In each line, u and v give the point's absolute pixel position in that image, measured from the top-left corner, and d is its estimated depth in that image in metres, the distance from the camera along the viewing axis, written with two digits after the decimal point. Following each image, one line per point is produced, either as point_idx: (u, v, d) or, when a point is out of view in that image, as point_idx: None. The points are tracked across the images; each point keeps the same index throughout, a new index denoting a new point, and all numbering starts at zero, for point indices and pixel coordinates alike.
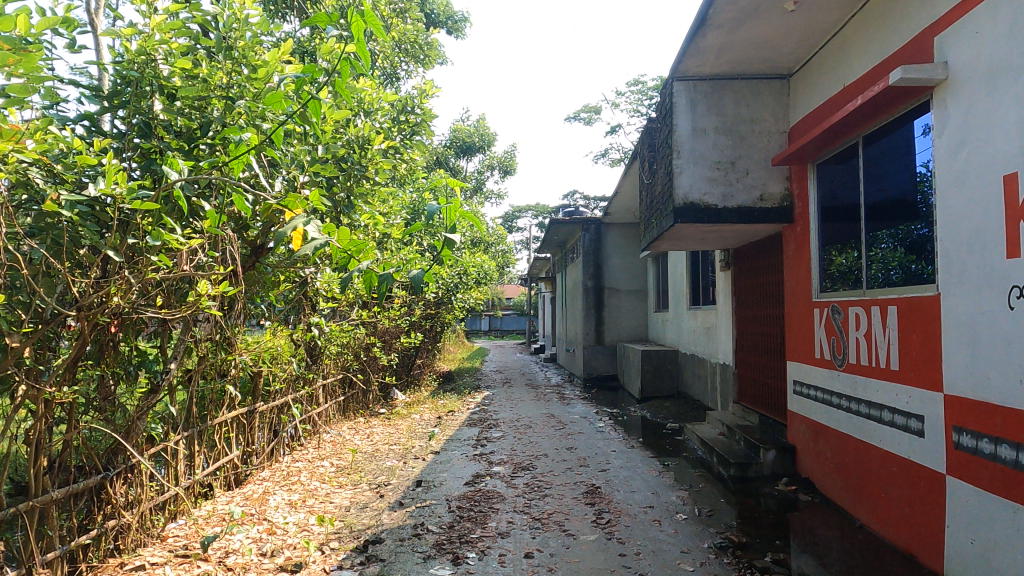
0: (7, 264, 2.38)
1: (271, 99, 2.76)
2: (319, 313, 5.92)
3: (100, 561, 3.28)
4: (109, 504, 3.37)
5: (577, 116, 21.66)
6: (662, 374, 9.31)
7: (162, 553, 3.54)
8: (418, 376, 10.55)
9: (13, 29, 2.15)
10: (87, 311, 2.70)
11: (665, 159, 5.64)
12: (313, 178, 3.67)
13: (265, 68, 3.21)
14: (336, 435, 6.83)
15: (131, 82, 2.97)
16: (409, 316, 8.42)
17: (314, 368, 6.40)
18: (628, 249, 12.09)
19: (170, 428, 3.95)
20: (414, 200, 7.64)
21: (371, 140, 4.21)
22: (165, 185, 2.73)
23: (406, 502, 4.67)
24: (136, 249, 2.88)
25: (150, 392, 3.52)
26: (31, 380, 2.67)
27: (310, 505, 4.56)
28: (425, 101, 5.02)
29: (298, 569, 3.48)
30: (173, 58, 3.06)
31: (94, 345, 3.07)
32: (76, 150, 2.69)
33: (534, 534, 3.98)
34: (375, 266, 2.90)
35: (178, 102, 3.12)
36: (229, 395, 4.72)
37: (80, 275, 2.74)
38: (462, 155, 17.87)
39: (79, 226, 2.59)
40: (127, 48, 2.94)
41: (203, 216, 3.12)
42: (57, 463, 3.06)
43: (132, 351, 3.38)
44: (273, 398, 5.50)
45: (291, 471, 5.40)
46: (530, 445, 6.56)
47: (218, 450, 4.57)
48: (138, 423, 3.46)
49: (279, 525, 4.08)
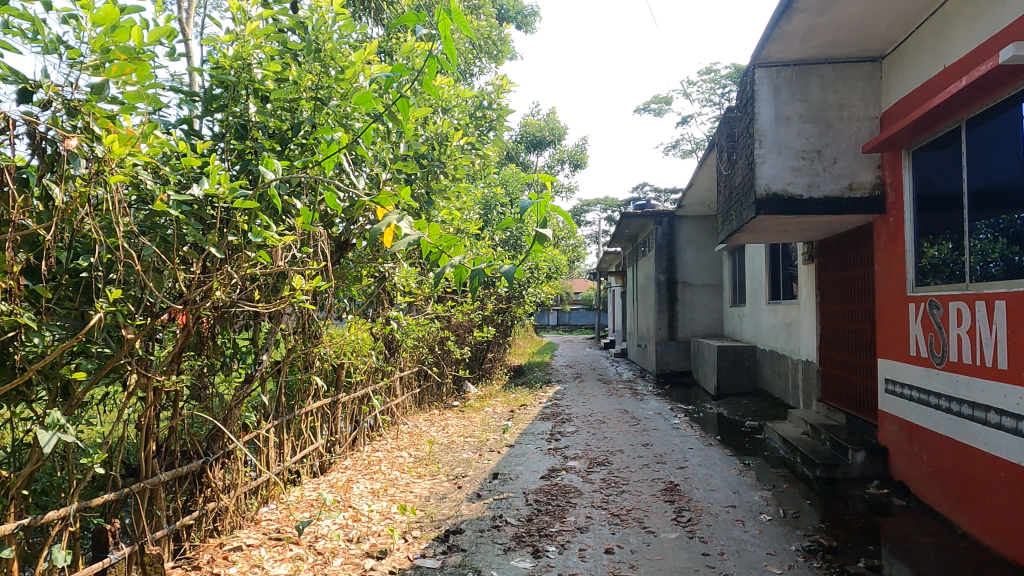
0: (123, 261, 2.55)
1: (361, 98, 2.83)
2: (397, 306, 6.07)
3: (202, 541, 3.48)
4: (209, 487, 3.55)
5: (647, 108, 21.32)
6: (739, 371, 9.07)
7: (257, 536, 3.72)
8: (489, 370, 10.66)
9: (129, 39, 2.28)
10: (192, 304, 2.86)
11: (745, 150, 5.49)
12: (395, 175, 3.77)
13: (352, 68, 3.29)
14: (413, 426, 6.99)
15: (227, 86, 3.13)
16: (481, 311, 8.51)
17: (392, 360, 6.57)
18: (703, 243, 11.80)
19: (262, 416, 4.14)
20: (487, 195, 7.72)
21: (450, 136, 4.30)
22: (262, 184, 2.85)
23: (484, 494, 4.73)
24: (237, 247, 3.03)
25: (245, 382, 3.70)
26: (142, 368, 2.85)
27: (392, 494, 4.69)
28: (501, 97, 5.13)
29: (384, 556, 3.58)
30: (266, 63, 3.20)
31: (196, 337, 3.25)
32: (181, 153, 2.83)
33: (613, 530, 3.95)
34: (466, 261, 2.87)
35: (270, 104, 3.26)
36: (315, 385, 4.91)
37: (185, 270, 2.91)
38: (531, 150, 17.92)
39: (185, 224, 2.75)
40: (224, 55, 3.10)
41: (295, 214, 3.25)
42: (164, 448, 3.25)
43: (229, 342, 3.56)
44: (354, 389, 5.68)
45: (372, 461, 5.56)
46: (605, 440, 6.52)
47: (305, 438, 4.76)
48: (234, 410, 3.62)
49: (364, 512, 4.22)
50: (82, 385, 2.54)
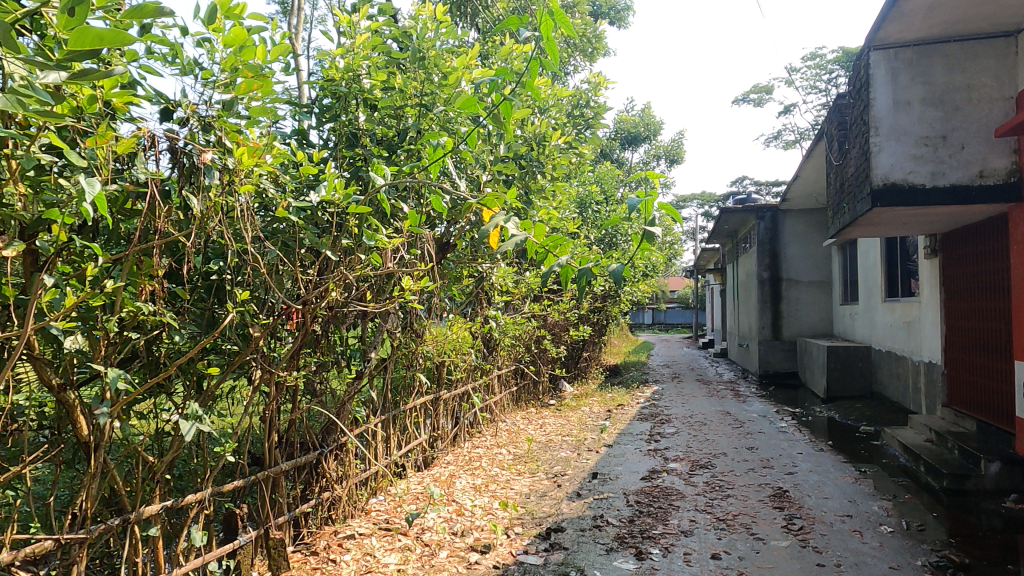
0: (250, 263, 2.73)
1: (465, 103, 2.89)
2: (495, 305, 6.17)
3: (318, 528, 3.68)
4: (324, 478, 3.75)
5: (746, 99, 20.53)
6: (851, 373, 8.55)
7: (367, 526, 3.89)
8: (584, 369, 10.62)
9: (255, 58, 2.44)
10: (311, 304, 3.04)
11: (859, 138, 5.17)
12: (496, 177, 3.84)
13: (455, 74, 3.38)
14: (511, 424, 7.09)
15: (339, 97, 3.29)
16: (577, 311, 8.49)
17: (491, 359, 6.68)
18: (809, 238, 11.23)
19: (371, 411, 4.33)
20: (582, 194, 7.71)
21: (548, 137, 4.33)
22: (372, 189, 2.97)
23: (584, 493, 4.72)
24: (349, 250, 3.19)
25: (356, 378, 3.88)
26: (266, 364, 3.05)
27: (493, 490, 4.77)
28: (598, 94, 5.18)
29: (488, 551, 3.65)
30: (375, 73, 3.34)
31: (313, 335, 3.44)
32: (300, 162, 3.00)
33: (720, 535, 3.84)
34: (575, 260, 2.80)
35: (378, 112, 3.40)
36: (418, 382, 5.08)
37: (304, 273, 3.08)
38: (625, 147, 17.69)
39: (304, 230, 2.92)
40: (336, 67, 3.25)
41: (402, 217, 3.38)
42: (285, 439, 3.47)
43: (342, 341, 3.75)
44: (455, 386, 5.82)
45: (473, 457, 5.68)
46: (707, 442, 6.34)
47: (410, 433, 4.93)
48: (346, 405, 3.81)
49: (467, 507, 4.32)
50: (215, 379, 2.75)
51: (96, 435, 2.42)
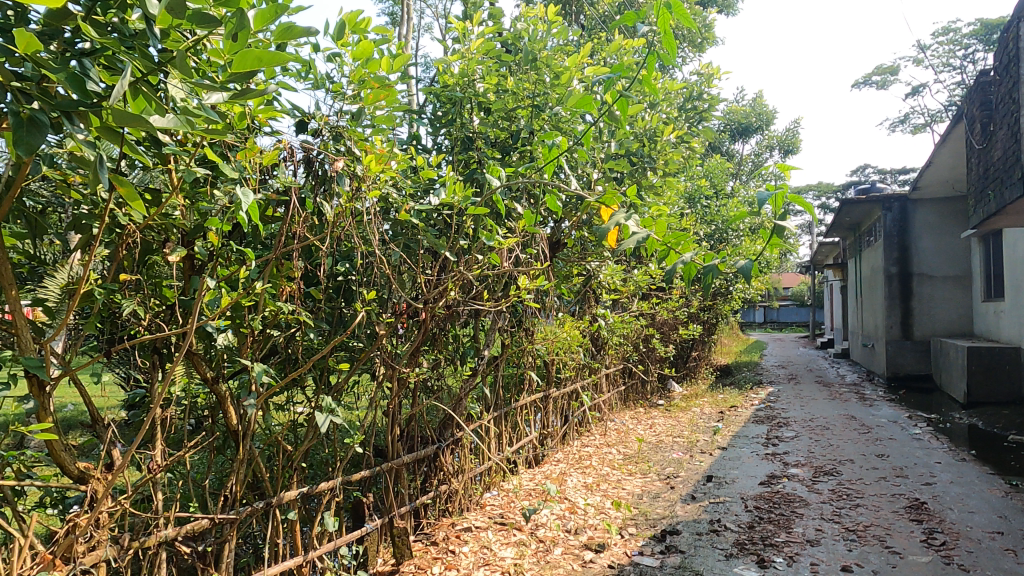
0: (376, 265, 2.87)
1: (580, 102, 2.87)
2: (603, 303, 6.14)
3: (437, 520, 3.82)
4: (442, 471, 3.88)
5: (868, 81, 19.19)
6: (996, 376, 7.80)
7: (483, 519, 3.99)
8: (694, 369, 10.34)
9: (381, 69, 2.56)
10: (431, 303, 3.15)
11: (1007, 118, 4.71)
12: (607, 174, 3.82)
13: (567, 73, 3.39)
14: (620, 423, 7.02)
15: (454, 102, 3.39)
16: (687, 309, 8.27)
17: (599, 358, 6.65)
18: (944, 229, 10.35)
19: (485, 408, 4.43)
20: (692, 188, 7.50)
21: (660, 131, 4.25)
22: (489, 191, 3.03)
23: (699, 496, 4.61)
24: (466, 250, 3.28)
25: (471, 375, 3.98)
26: (389, 360, 3.20)
27: (604, 489, 4.75)
28: (711, 86, 5.01)
29: (602, 549, 3.64)
30: (489, 76, 3.41)
31: (432, 333, 3.57)
32: (420, 167, 3.12)
33: (849, 546, 3.62)
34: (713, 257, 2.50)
35: (492, 114, 3.47)
36: (529, 380, 5.13)
37: (424, 274, 3.21)
38: (734, 138, 17.03)
39: (425, 232, 3.03)
40: (452, 73, 3.35)
41: (516, 217, 3.43)
42: (407, 433, 3.62)
43: (457, 339, 3.86)
44: (564, 385, 5.84)
45: (583, 455, 5.68)
46: (831, 448, 6.00)
47: (521, 430, 5.00)
48: (462, 401, 3.92)
49: (580, 505, 4.32)
50: (345, 374, 2.92)
51: (243, 424, 2.64)
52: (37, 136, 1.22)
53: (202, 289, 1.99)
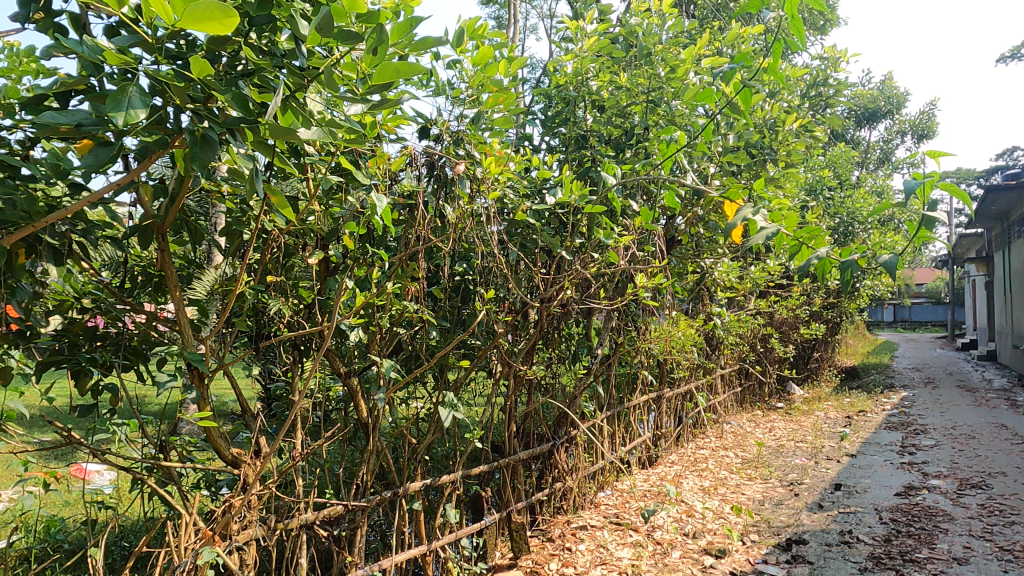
0: (494, 265, 2.93)
1: (701, 95, 2.75)
2: (719, 302, 5.93)
3: (553, 516, 3.85)
4: (557, 469, 3.91)
5: (1016, 55, 17.34)
6: None
7: (598, 518, 3.99)
8: (815, 371, 9.79)
9: (498, 73, 2.60)
10: (547, 302, 3.18)
11: None
12: (725, 168, 3.69)
13: (683, 66, 3.31)
14: (737, 426, 6.76)
15: (568, 101, 3.40)
16: (809, 307, 7.84)
17: (714, 358, 6.44)
18: None
19: (598, 407, 4.41)
20: (814, 180, 7.09)
21: (782, 120, 4.06)
22: (605, 189, 3.01)
23: (826, 505, 4.36)
24: (581, 249, 3.28)
25: (585, 374, 3.98)
26: (506, 358, 3.26)
27: (723, 493, 4.60)
28: (837, 71, 4.71)
29: (723, 555, 3.53)
30: (602, 74, 3.39)
31: (546, 332, 3.60)
32: (535, 168, 3.15)
33: (1005, 567, 3.31)
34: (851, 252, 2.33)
35: (605, 111, 3.45)
36: (642, 379, 5.06)
37: (540, 273, 3.24)
38: (859, 125, 15.93)
39: (541, 232, 3.06)
40: (564, 72, 3.37)
41: (631, 214, 3.40)
42: (522, 430, 3.68)
43: (571, 337, 3.87)
44: (678, 385, 5.70)
45: (698, 458, 5.52)
46: (978, 459, 5.48)
47: (634, 430, 4.94)
48: (576, 400, 3.93)
49: (697, 508, 4.21)
50: (465, 371, 3.01)
51: (372, 417, 2.79)
52: (209, 152, 1.37)
53: (343, 289, 2.15)
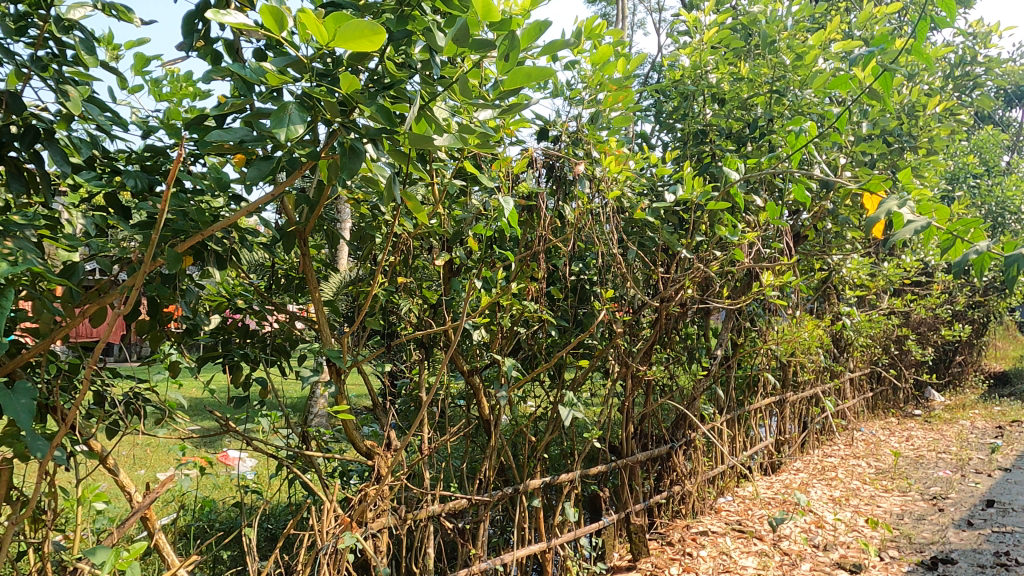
0: (613, 264, 2.92)
1: (835, 82, 2.54)
2: (848, 300, 5.58)
3: (672, 520, 3.79)
4: (675, 471, 3.83)
5: None
6: None
7: (719, 524, 3.87)
8: (958, 376, 8.98)
9: (617, 71, 2.57)
10: (667, 301, 3.13)
11: None
12: (859, 158, 3.48)
13: (811, 52, 3.15)
14: (868, 433, 6.33)
15: (687, 96, 3.34)
16: (951, 307, 7.20)
17: (842, 360, 6.06)
18: None
19: (718, 409, 4.28)
20: (958, 167, 6.51)
21: (923, 105, 3.77)
22: (727, 184, 2.90)
23: (977, 523, 4.00)
24: (702, 247, 3.20)
25: (705, 375, 3.88)
26: (624, 358, 3.23)
27: (855, 504, 4.33)
28: (987, 48, 4.31)
29: (859, 571, 3.33)
30: (722, 66, 3.30)
31: (664, 331, 3.54)
32: (655, 165, 3.10)
33: None
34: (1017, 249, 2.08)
35: (726, 104, 3.35)
36: (763, 382, 4.86)
37: (659, 271, 3.19)
38: (1008, 105, 14.44)
39: (660, 229, 3.01)
40: (683, 66, 3.30)
41: (754, 210, 3.27)
42: (640, 430, 3.64)
43: (690, 337, 3.78)
44: (803, 388, 5.42)
45: (826, 466, 5.22)
46: None
47: (756, 435, 4.75)
48: (696, 401, 3.83)
49: (827, 520, 3.99)
50: (583, 370, 3.01)
51: (493, 414, 2.85)
52: (355, 161, 1.45)
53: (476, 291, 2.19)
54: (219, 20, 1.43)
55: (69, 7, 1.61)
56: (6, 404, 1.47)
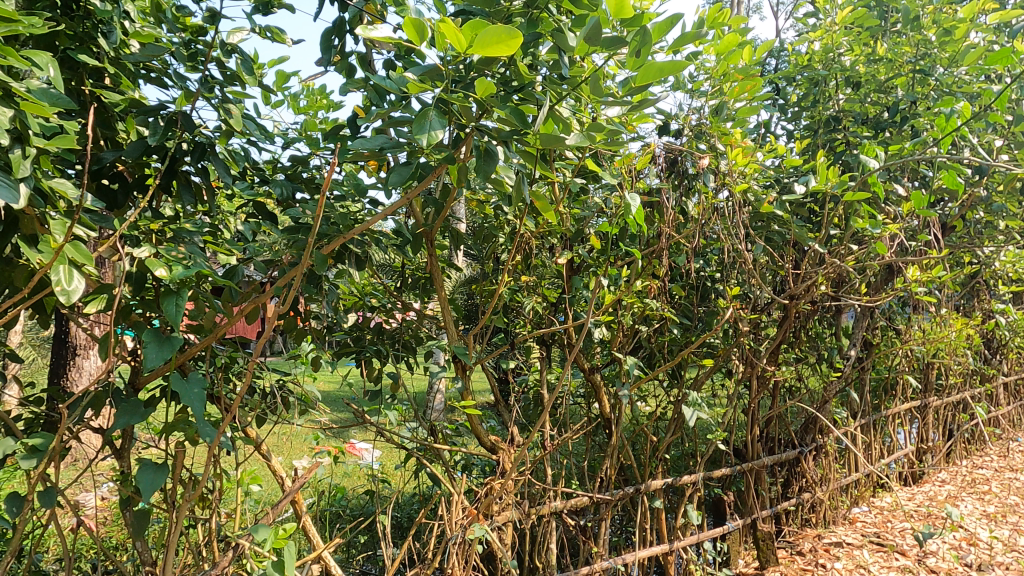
0: (739, 260, 2.82)
1: (993, 57, 2.31)
2: (1002, 297, 5.07)
3: (801, 529, 3.61)
4: (805, 478, 3.64)
5: None
6: None
7: (855, 536, 3.64)
8: None
9: (743, 60, 2.48)
10: (797, 298, 2.98)
11: None
12: (1018, 140, 3.15)
13: (960, 26, 2.89)
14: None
15: (817, 81, 3.16)
16: None
17: (994, 362, 5.52)
18: None
19: (851, 414, 4.02)
20: None
21: None
22: (865, 173, 2.72)
23: None
24: (835, 241, 3.02)
25: (837, 377, 3.66)
26: (749, 358, 3.12)
27: (1014, 522, 3.93)
28: None
29: None
30: (857, 47, 3.10)
31: (793, 330, 3.38)
32: (782, 155, 2.96)
33: None
34: None
35: (862, 88, 3.14)
36: (903, 385, 4.51)
37: (788, 267, 3.04)
38: None
39: (790, 223, 2.87)
40: (812, 51, 3.13)
41: (895, 200, 3.05)
42: (766, 434, 3.49)
43: (820, 337, 3.58)
44: (948, 393, 4.98)
45: (976, 478, 4.78)
46: None
47: (894, 442, 4.42)
48: (827, 405, 3.62)
49: (981, 537, 3.66)
50: (706, 369, 2.94)
51: (614, 413, 2.84)
52: (490, 164, 1.50)
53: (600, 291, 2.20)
54: (369, 36, 1.62)
55: (228, 32, 1.77)
56: (183, 392, 1.65)
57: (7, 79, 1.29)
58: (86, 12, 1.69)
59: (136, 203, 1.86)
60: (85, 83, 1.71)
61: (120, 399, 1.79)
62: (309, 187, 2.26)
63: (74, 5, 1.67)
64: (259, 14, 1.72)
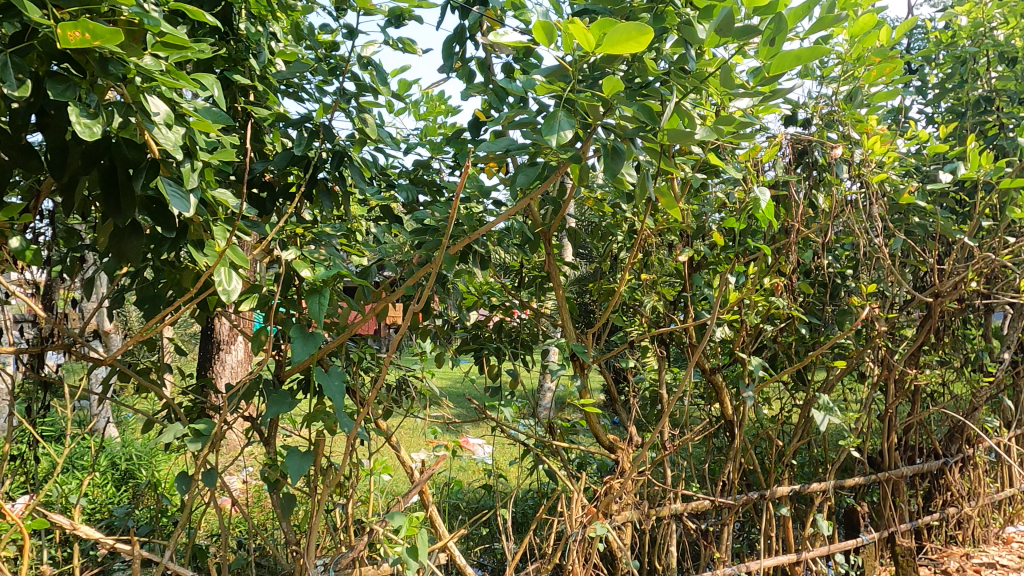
0: (875, 256, 2.65)
1: None
2: None
3: (946, 546, 3.33)
4: (950, 491, 3.36)
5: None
6: None
7: (1010, 558, 3.32)
8: None
9: (881, 41, 2.31)
10: (942, 296, 2.75)
11: None
12: None
13: None
14: None
15: (965, 60, 2.90)
16: None
17: None
18: None
19: (1004, 423, 3.66)
20: None
21: None
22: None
23: None
24: (988, 234, 2.76)
25: (988, 382, 3.34)
26: (886, 360, 2.92)
27: None
28: None
29: None
30: (1012, 20, 2.81)
31: (936, 331, 3.12)
32: (925, 142, 2.74)
33: None
34: None
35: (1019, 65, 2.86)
36: None
37: (932, 262, 2.81)
38: None
39: (934, 215, 2.66)
40: (959, 26, 2.88)
41: None
42: (904, 442, 3.25)
43: (969, 338, 3.29)
44: None
45: None
46: None
47: None
48: (976, 412, 3.32)
49: None
50: (838, 371, 2.78)
51: (737, 414, 2.75)
52: (617, 161, 1.50)
53: (726, 288, 2.13)
54: (499, 41, 1.69)
55: (363, 46, 1.88)
56: (326, 383, 1.77)
57: (181, 102, 1.43)
58: (238, 34, 1.84)
59: (282, 209, 2.01)
60: (238, 100, 1.87)
61: (269, 390, 1.94)
62: (432, 191, 2.35)
63: (229, 29, 1.83)
64: (391, 27, 1.81)
